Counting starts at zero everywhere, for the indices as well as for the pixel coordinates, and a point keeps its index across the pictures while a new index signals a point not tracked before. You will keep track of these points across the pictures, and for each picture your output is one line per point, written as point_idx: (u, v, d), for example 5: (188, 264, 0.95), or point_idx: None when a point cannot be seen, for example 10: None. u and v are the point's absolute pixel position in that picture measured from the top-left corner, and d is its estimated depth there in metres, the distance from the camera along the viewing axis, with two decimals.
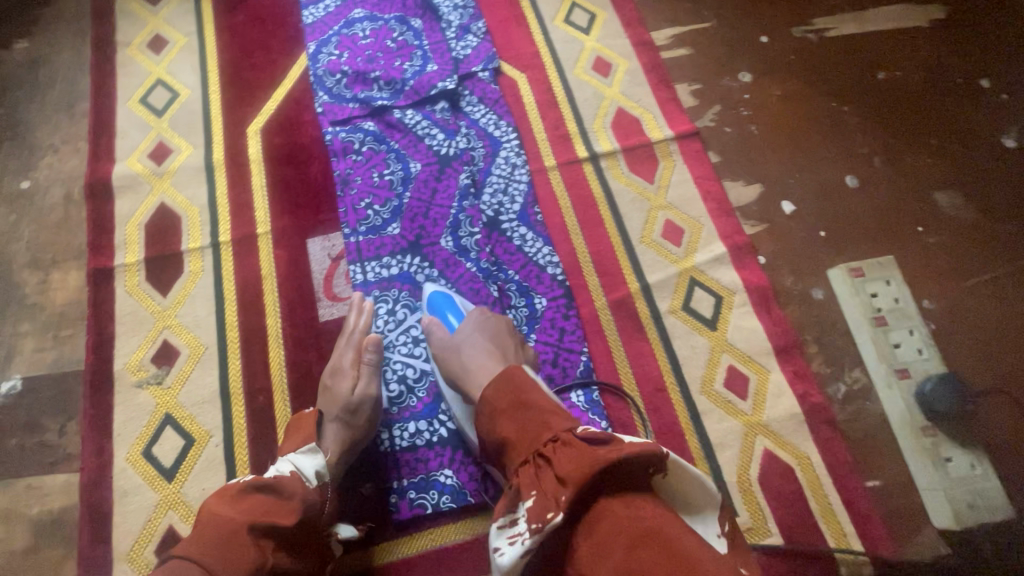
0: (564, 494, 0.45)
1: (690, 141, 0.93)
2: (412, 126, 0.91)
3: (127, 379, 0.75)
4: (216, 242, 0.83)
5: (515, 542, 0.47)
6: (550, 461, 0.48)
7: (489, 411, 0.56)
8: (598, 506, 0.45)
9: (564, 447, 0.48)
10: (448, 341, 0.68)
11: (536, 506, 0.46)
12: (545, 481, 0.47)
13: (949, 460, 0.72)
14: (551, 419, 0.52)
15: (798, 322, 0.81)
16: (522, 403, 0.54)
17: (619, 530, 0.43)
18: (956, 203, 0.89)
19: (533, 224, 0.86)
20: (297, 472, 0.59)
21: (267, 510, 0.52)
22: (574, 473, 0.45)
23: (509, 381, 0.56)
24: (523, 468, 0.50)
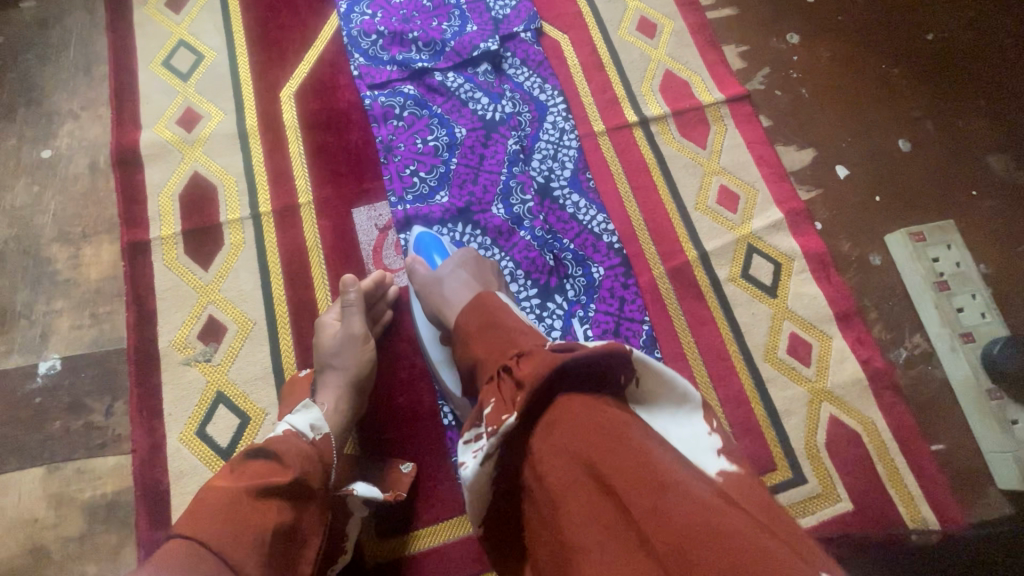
0: (519, 396, 0.41)
1: (741, 105, 0.90)
2: (454, 89, 0.87)
3: (174, 357, 0.72)
4: (256, 213, 0.79)
5: (477, 454, 0.43)
6: (512, 369, 0.43)
7: (462, 336, 0.53)
8: (558, 404, 0.40)
9: (528, 357, 0.43)
10: (430, 276, 0.65)
11: (494, 411, 0.42)
12: (506, 387, 0.43)
13: (1015, 423, 0.72)
14: (519, 334, 0.48)
15: (858, 288, 0.80)
16: (492, 321, 0.51)
17: (573, 426, 0.38)
18: (1010, 166, 0.88)
19: (585, 191, 0.83)
20: (291, 430, 0.56)
21: (268, 472, 0.49)
22: (531, 375, 0.41)
23: (480, 305, 0.53)
24: (489, 384, 0.46)
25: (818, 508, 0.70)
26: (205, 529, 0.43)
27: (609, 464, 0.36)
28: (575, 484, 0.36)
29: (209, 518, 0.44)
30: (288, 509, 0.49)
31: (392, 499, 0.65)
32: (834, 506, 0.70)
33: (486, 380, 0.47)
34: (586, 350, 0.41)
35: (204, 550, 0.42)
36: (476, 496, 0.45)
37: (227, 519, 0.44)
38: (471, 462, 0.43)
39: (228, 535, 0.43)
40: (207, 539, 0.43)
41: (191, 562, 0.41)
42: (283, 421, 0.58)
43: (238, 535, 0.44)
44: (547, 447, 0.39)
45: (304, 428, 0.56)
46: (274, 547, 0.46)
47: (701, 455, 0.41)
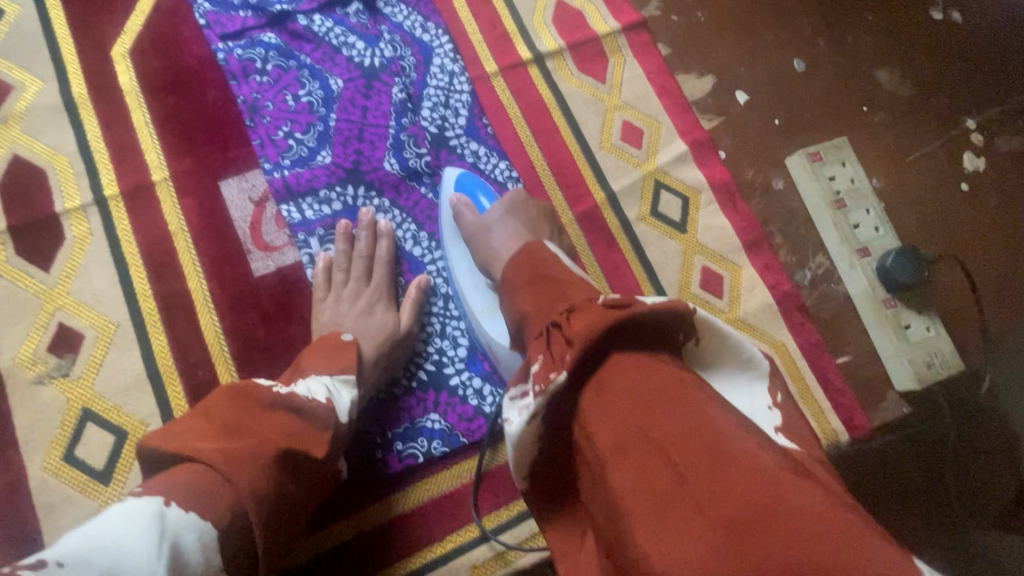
0: (570, 353, 0.40)
1: (638, 33, 0.85)
2: (323, 35, 0.76)
3: (22, 377, 0.61)
4: (101, 198, 0.68)
5: (523, 410, 0.41)
6: (562, 325, 0.42)
7: (509, 288, 0.51)
8: (610, 361, 0.40)
9: (580, 311, 0.42)
10: (474, 222, 0.63)
11: (541, 368, 0.41)
12: (557, 342, 0.41)
13: (908, 327, 0.76)
14: (573, 290, 0.46)
15: (762, 214, 0.81)
16: (542, 274, 0.49)
17: (631, 386, 0.38)
18: (895, 79, 0.90)
19: (484, 138, 0.77)
20: (332, 402, 0.51)
21: (293, 431, 0.46)
22: (590, 330, 0.40)
23: (531, 255, 0.52)
24: (538, 340, 0.44)
25: None
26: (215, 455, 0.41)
27: (670, 435, 0.35)
28: (626, 452, 0.36)
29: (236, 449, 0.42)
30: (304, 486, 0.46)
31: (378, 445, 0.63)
32: None
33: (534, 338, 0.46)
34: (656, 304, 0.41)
35: (217, 477, 0.40)
36: (519, 458, 0.43)
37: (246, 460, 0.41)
38: (518, 419, 0.41)
39: (243, 475, 0.41)
40: (224, 469, 0.40)
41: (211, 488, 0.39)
42: (321, 383, 0.52)
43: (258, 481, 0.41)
44: (598, 407, 0.38)
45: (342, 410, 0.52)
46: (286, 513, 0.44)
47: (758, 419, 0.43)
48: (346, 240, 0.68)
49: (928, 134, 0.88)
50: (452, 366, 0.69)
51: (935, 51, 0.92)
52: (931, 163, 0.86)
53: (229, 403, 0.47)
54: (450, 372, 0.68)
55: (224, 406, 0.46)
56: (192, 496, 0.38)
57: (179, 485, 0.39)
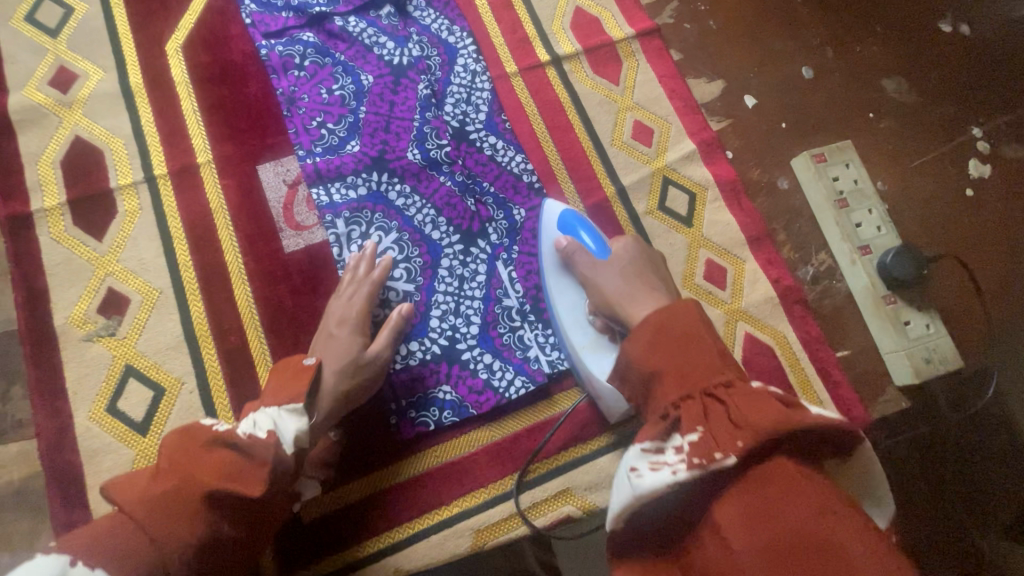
0: (740, 439, 0.40)
1: (651, 39, 0.90)
2: (357, 35, 0.83)
3: (73, 334, 0.67)
4: (151, 176, 0.74)
5: (659, 468, 0.42)
6: (725, 403, 0.43)
7: (646, 343, 0.50)
8: (771, 463, 0.40)
9: (743, 391, 0.43)
10: (596, 274, 0.65)
11: (702, 442, 0.41)
12: (718, 420, 0.42)
13: (908, 324, 0.77)
14: (729, 368, 0.47)
15: (766, 212, 0.84)
16: (696, 342, 0.48)
17: (777, 489, 0.38)
18: (902, 88, 0.93)
19: (502, 133, 0.82)
20: (272, 435, 0.53)
21: (226, 473, 0.47)
22: (760, 421, 0.40)
23: (670, 320, 0.50)
24: (685, 406, 0.45)
25: None
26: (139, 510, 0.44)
27: (853, 570, 0.34)
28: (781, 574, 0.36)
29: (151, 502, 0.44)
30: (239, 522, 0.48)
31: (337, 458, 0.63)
32: None
33: (674, 403, 0.46)
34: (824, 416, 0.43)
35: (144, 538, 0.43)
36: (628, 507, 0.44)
37: (167, 508, 0.44)
38: (648, 479, 0.42)
39: (160, 531, 0.44)
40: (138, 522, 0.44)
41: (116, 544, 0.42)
42: (269, 416, 0.55)
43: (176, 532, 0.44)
44: (733, 506, 0.39)
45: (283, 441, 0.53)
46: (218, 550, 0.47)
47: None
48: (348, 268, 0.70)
49: (933, 141, 0.91)
50: (464, 341, 0.72)
51: (943, 62, 0.95)
52: (936, 169, 0.89)
53: (175, 444, 0.48)
54: (462, 347, 0.72)
55: (171, 448, 0.48)
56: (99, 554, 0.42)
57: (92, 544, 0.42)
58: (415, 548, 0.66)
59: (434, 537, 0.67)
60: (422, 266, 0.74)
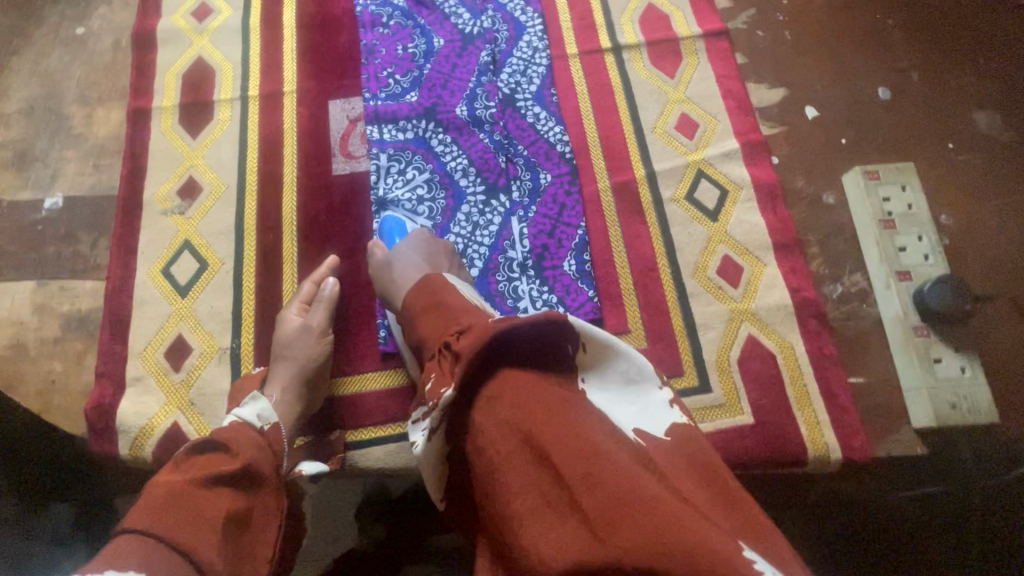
0: (456, 367, 0.47)
1: (718, 40, 0.91)
2: (439, 5, 0.92)
3: (154, 207, 0.81)
4: (245, 96, 0.88)
5: (422, 431, 0.52)
6: (450, 345, 0.50)
7: (409, 313, 0.59)
8: (500, 375, 0.46)
9: (465, 332, 0.50)
10: (385, 258, 0.71)
11: (434, 385, 0.49)
12: (445, 361, 0.50)
13: (938, 361, 0.71)
14: (461, 315, 0.54)
15: (804, 221, 0.80)
16: (436, 300, 0.57)
17: (515, 403, 0.44)
18: (995, 123, 0.85)
19: (548, 104, 0.87)
20: (240, 419, 0.60)
21: (210, 463, 0.53)
22: (466, 347, 0.47)
23: (428, 284, 0.59)
24: (432, 359, 0.53)
25: (716, 418, 0.71)
26: (149, 522, 0.47)
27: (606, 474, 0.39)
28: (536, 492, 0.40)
29: (152, 508, 0.49)
30: (239, 496, 0.53)
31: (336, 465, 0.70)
32: (734, 418, 0.71)
33: (429, 357, 0.55)
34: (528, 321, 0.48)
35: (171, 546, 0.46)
36: (430, 467, 0.53)
37: (178, 509, 0.49)
38: (419, 437, 0.52)
39: (174, 524, 0.48)
40: (154, 532, 0.47)
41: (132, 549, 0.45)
42: (230, 414, 0.62)
43: (185, 521, 0.48)
44: (491, 421, 0.44)
45: (251, 418, 0.61)
46: (229, 532, 0.51)
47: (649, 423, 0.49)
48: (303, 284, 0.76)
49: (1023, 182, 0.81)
50: None
51: None
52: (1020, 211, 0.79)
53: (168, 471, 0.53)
54: None
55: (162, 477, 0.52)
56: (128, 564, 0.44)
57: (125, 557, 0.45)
58: (367, 452, 0.72)
59: (384, 446, 0.72)
60: (444, 207, 0.81)
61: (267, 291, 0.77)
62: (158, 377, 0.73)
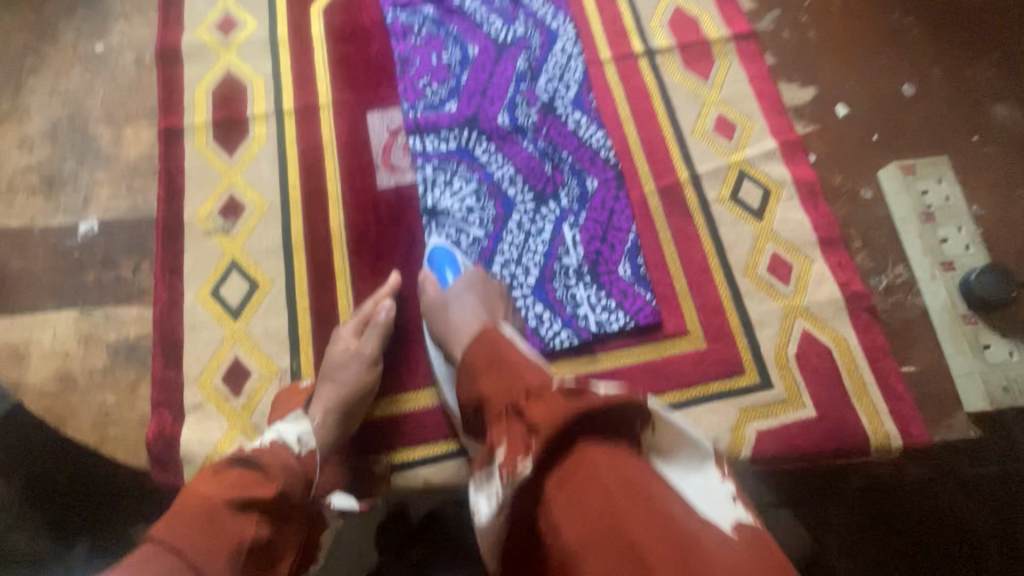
0: (533, 442, 0.46)
1: (747, 42, 0.93)
2: (471, 12, 0.92)
3: (196, 228, 0.79)
4: (280, 110, 0.86)
5: (491, 497, 0.49)
6: (522, 410, 0.49)
7: (470, 372, 0.58)
8: (577, 451, 0.46)
9: (538, 400, 0.49)
10: (438, 298, 0.70)
11: (507, 457, 0.47)
12: (517, 430, 0.48)
13: (987, 347, 0.74)
14: (527, 372, 0.53)
15: (844, 216, 0.82)
16: (499, 357, 0.56)
17: (593, 475, 0.44)
18: (1015, 115, 0.89)
19: (587, 110, 0.87)
20: (277, 440, 0.59)
21: (243, 483, 0.52)
22: (546, 421, 0.46)
23: (490, 343, 0.58)
24: (499, 420, 0.51)
25: (780, 412, 0.73)
26: (178, 536, 0.47)
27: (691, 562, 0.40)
28: (582, 517, 0.43)
29: (180, 524, 0.48)
30: (268, 523, 0.52)
31: (365, 510, 0.65)
32: (797, 412, 0.73)
33: (491, 419, 0.53)
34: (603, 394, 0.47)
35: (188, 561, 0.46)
36: (487, 540, 0.50)
37: (206, 530, 0.48)
38: (485, 505, 0.50)
39: (199, 547, 0.47)
40: (175, 544, 0.47)
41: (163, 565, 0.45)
42: (272, 431, 0.61)
43: (212, 545, 0.47)
44: (562, 494, 0.44)
45: (291, 442, 0.59)
46: (251, 560, 0.50)
47: (714, 511, 0.47)
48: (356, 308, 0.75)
49: None
50: (519, 289, 0.77)
51: None
52: None
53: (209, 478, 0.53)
54: (517, 294, 0.77)
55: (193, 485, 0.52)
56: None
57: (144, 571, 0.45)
58: (421, 471, 0.72)
59: (432, 470, 0.72)
60: (494, 216, 0.81)
61: (322, 308, 0.76)
62: (218, 403, 0.71)
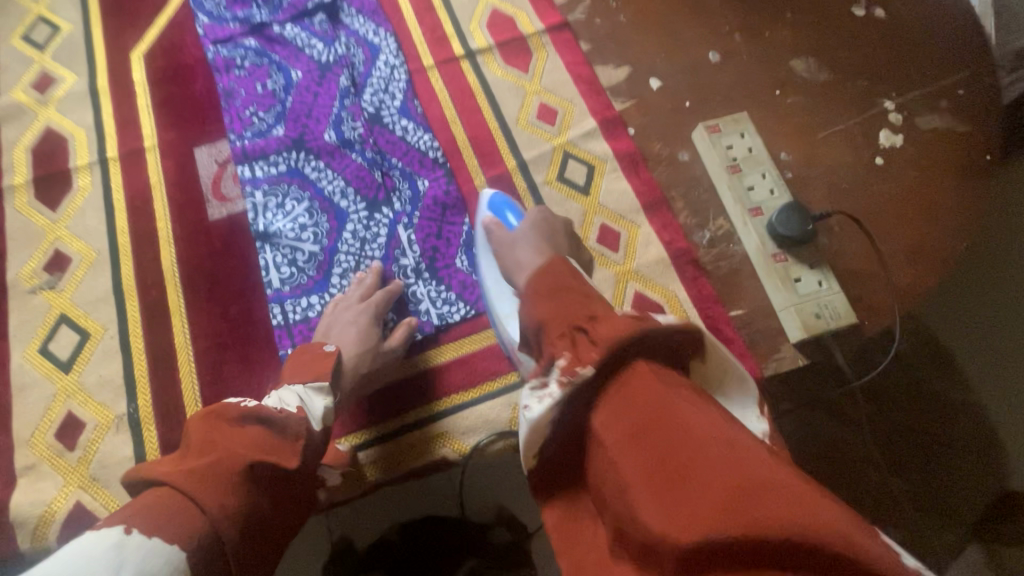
0: (596, 353, 0.46)
1: (561, 32, 0.97)
2: (291, 39, 0.94)
3: (21, 287, 0.78)
4: (103, 158, 0.86)
5: (542, 399, 0.46)
6: (587, 330, 0.48)
7: (532, 294, 0.55)
8: (632, 368, 0.45)
9: (601, 320, 0.49)
10: (504, 237, 0.70)
11: (567, 363, 0.46)
12: (581, 345, 0.48)
13: (798, 281, 0.78)
14: (591, 299, 0.52)
15: (665, 181, 0.87)
16: (565, 284, 0.54)
17: (651, 393, 0.44)
18: (811, 67, 0.96)
19: (413, 116, 0.90)
20: (301, 410, 0.58)
21: (261, 444, 0.52)
22: (609, 336, 0.46)
23: (555, 266, 0.57)
24: (560, 340, 0.50)
25: None
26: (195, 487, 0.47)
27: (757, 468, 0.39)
28: (651, 447, 0.41)
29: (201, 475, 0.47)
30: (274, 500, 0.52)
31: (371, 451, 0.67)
32: None
33: (550, 340, 0.51)
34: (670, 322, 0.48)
35: (196, 509, 0.46)
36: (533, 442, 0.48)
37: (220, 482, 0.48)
38: (537, 406, 0.47)
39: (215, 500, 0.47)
40: (186, 487, 0.46)
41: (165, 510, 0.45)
42: (295, 394, 0.60)
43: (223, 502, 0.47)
44: (630, 413, 0.44)
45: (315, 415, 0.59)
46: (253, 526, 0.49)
47: None
48: (357, 283, 0.76)
49: (843, 115, 0.92)
50: None
51: (853, 43, 0.97)
52: (845, 140, 0.90)
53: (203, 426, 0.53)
54: None
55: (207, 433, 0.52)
56: (156, 524, 0.44)
57: (148, 511, 0.45)
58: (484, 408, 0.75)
59: (494, 404, 0.76)
60: (328, 230, 0.81)
61: (158, 347, 0.75)
62: (52, 461, 0.69)
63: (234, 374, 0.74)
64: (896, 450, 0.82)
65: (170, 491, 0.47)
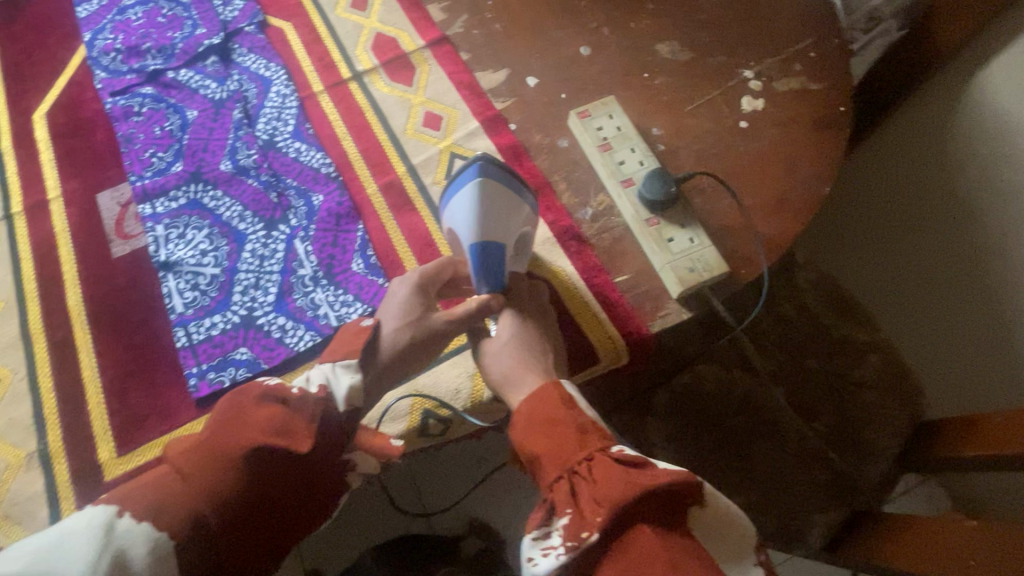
0: (598, 516, 0.54)
1: (441, 46, 1.03)
2: (186, 82, 1.00)
3: None
4: (9, 214, 0.90)
5: (549, 553, 0.56)
6: (585, 477, 0.57)
7: (524, 419, 0.64)
8: (634, 530, 0.53)
9: (597, 465, 0.58)
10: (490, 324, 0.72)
11: (570, 526, 0.56)
12: (581, 498, 0.57)
13: (671, 240, 0.83)
14: (585, 435, 0.61)
15: (548, 167, 0.92)
16: (557, 416, 0.63)
17: (646, 556, 0.52)
18: (674, 49, 1.01)
19: (306, 138, 0.95)
20: (322, 389, 0.67)
21: (268, 425, 0.61)
22: (606, 496, 0.54)
23: (546, 395, 0.64)
24: (558, 484, 0.59)
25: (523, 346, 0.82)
26: (196, 473, 0.59)
27: None
28: None
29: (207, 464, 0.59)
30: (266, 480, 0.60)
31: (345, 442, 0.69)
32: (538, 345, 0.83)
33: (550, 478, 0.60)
34: (665, 474, 0.56)
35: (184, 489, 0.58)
36: None
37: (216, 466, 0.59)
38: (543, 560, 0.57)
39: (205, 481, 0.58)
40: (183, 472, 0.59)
41: (161, 492, 0.58)
42: (325, 370, 0.69)
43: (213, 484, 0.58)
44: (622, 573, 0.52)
45: (336, 397, 0.66)
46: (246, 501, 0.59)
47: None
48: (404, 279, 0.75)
49: (707, 88, 0.98)
50: (260, 309, 0.81)
51: (713, 22, 1.03)
52: (711, 111, 0.96)
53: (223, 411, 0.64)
54: (259, 314, 0.81)
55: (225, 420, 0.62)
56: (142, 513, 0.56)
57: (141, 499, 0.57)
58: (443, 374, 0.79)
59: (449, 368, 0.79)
60: (228, 252, 0.85)
61: (67, 382, 0.78)
62: None
63: (140, 398, 0.77)
64: (807, 401, 1.11)
65: (169, 473, 0.60)
